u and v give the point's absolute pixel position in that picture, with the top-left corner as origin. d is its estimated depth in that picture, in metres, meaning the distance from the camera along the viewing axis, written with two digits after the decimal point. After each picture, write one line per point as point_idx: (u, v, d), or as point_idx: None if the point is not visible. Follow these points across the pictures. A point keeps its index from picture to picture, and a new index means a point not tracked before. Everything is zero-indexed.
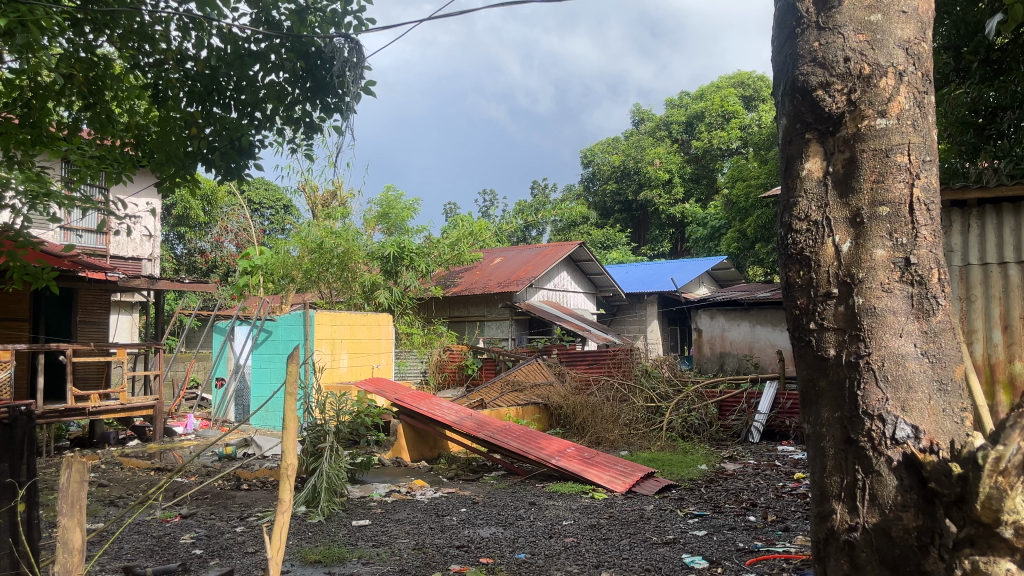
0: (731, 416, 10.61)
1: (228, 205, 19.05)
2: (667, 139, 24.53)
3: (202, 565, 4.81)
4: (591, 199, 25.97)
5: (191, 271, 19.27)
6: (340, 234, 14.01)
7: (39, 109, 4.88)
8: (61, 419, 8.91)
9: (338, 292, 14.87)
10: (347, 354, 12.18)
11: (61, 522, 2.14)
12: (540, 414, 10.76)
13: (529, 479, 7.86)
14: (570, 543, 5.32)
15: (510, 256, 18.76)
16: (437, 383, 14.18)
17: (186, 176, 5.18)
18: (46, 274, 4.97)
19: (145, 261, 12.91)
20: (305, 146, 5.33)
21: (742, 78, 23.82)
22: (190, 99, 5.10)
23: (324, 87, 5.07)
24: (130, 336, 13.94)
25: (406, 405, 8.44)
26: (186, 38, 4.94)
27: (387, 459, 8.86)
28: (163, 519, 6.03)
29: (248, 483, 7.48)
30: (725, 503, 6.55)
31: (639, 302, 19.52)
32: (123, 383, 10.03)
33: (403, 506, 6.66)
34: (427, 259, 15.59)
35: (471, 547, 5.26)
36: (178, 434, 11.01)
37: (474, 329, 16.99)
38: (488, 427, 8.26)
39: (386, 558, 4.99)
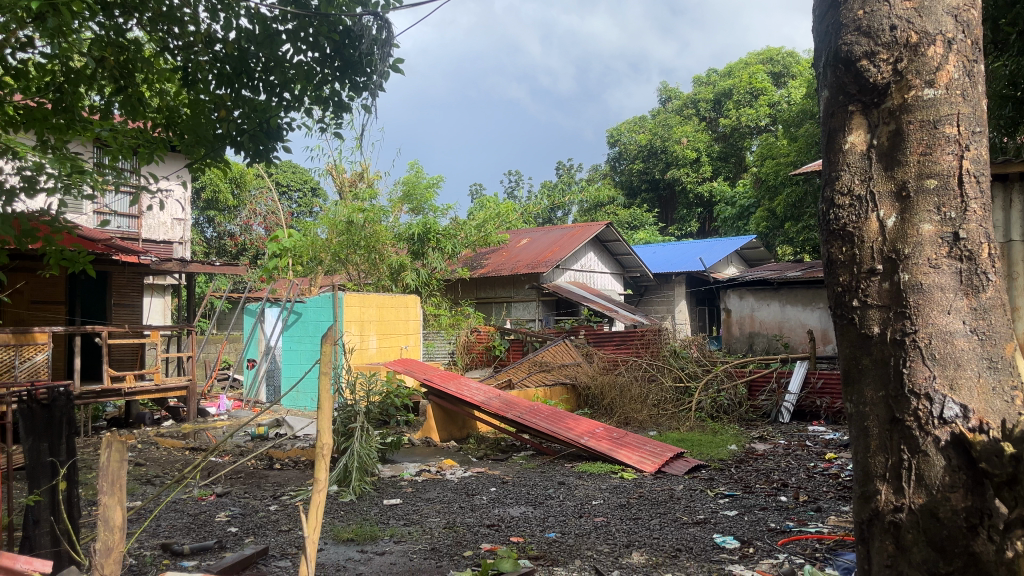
0: (761, 396, 10.54)
1: (256, 188, 19.16)
2: (695, 118, 24.23)
3: (237, 543, 4.88)
4: (617, 177, 25.79)
5: (221, 253, 19.50)
6: (366, 215, 14.10)
7: (71, 94, 4.78)
8: (98, 400, 9.09)
9: (366, 274, 15.01)
10: (376, 336, 12.28)
11: (101, 500, 2.17)
12: (568, 395, 10.69)
13: (558, 459, 7.88)
14: (599, 522, 5.32)
15: (536, 236, 18.75)
16: (465, 364, 14.24)
17: (216, 159, 5.22)
18: (83, 257, 4.97)
19: (176, 244, 13.03)
20: (334, 126, 5.33)
21: (771, 55, 23.58)
22: (219, 81, 5.12)
23: (353, 66, 5.07)
24: (162, 318, 14.13)
25: (435, 386, 8.47)
26: (214, 19, 4.95)
27: (416, 439, 8.92)
28: (199, 498, 6.14)
29: (281, 463, 7.60)
30: (755, 483, 6.51)
31: (667, 282, 19.40)
32: (157, 364, 10.18)
33: (433, 486, 6.71)
34: (453, 240, 15.60)
35: (502, 526, 5.29)
36: (211, 414, 11.17)
37: (501, 310, 17.02)
38: (517, 407, 8.29)
39: (417, 536, 5.04)
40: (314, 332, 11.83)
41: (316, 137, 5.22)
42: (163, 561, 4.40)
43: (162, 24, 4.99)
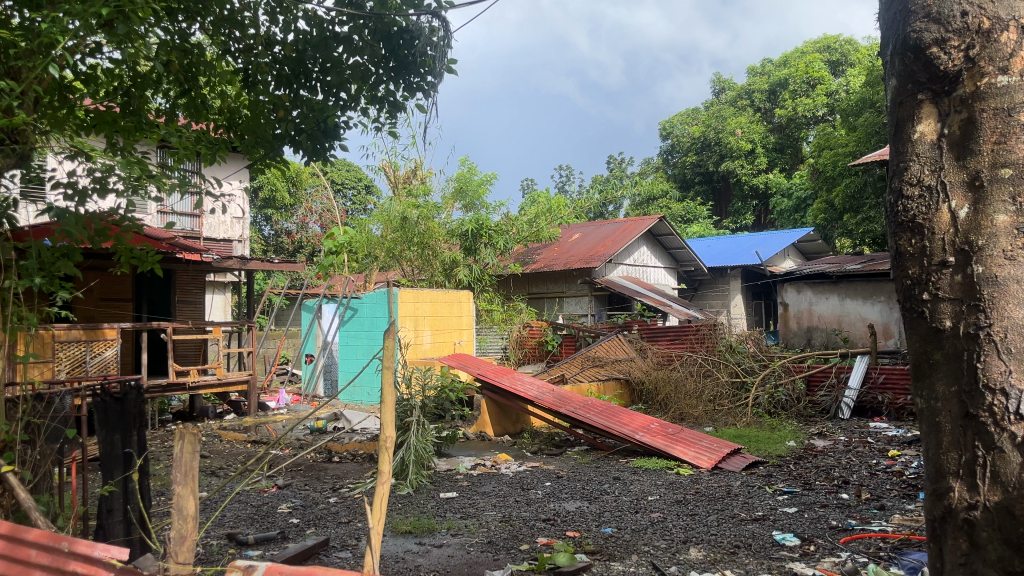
0: (820, 392, 10.30)
1: (311, 186, 19.48)
2: (749, 108, 23.79)
3: (300, 534, 5.00)
4: (670, 170, 25.51)
5: (279, 251, 19.93)
6: (420, 211, 14.28)
7: (138, 97, 4.95)
8: (164, 394, 9.40)
9: (420, 271, 15.18)
10: (430, 331, 12.43)
11: (176, 490, 2.29)
12: (622, 390, 10.64)
13: (613, 454, 7.86)
14: (656, 518, 5.30)
15: (588, 231, 18.69)
16: (517, 359, 14.24)
17: (275, 159, 5.36)
18: (151, 256, 5.11)
19: (236, 242, 13.35)
20: (388, 125, 5.39)
21: (828, 43, 23.02)
22: (279, 82, 5.27)
23: (407, 67, 5.11)
24: (223, 314, 14.50)
25: (489, 380, 8.54)
26: (274, 22, 5.05)
27: (471, 433, 9.00)
28: (262, 490, 6.31)
29: (339, 456, 7.76)
30: (815, 480, 6.40)
31: (722, 276, 19.14)
32: (219, 359, 10.47)
33: (488, 479, 6.77)
34: (505, 236, 15.64)
35: (558, 521, 5.30)
36: (271, 408, 11.43)
37: (553, 305, 17.00)
38: (571, 402, 8.31)
39: (474, 529, 5.09)
40: (370, 327, 12.03)
41: (372, 137, 5.29)
42: (230, 550, 4.54)
43: (224, 28, 5.12)
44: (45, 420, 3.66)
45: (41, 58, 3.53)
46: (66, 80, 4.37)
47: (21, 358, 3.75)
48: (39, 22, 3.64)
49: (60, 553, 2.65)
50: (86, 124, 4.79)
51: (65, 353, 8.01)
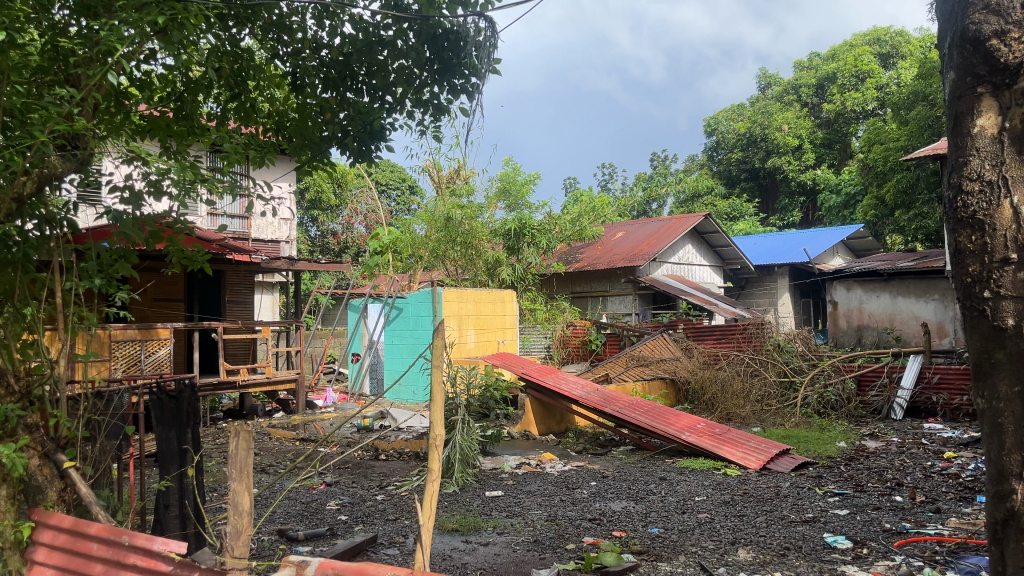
0: (872, 392, 10.07)
1: (356, 188, 19.70)
2: (796, 103, 23.37)
3: (348, 530, 5.07)
4: (716, 167, 25.20)
5: (325, 252, 20.19)
6: (464, 211, 14.39)
7: (191, 101, 5.08)
8: (215, 392, 9.59)
9: (464, 270, 15.26)
10: (474, 330, 12.50)
11: (232, 486, 2.41)
12: (667, 390, 10.55)
13: (658, 455, 7.80)
14: (704, 519, 5.25)
15: (632, 229, 18.58)
16: (561, 358, 14.18)
17: (322, 161, 5.41)
18: (202, 256, 5.21)
19: (283, 243, 13.56)
20: (433, 127, 5.44)
21: (878, 35, 22.52)
22: (326, 85, 5.35)
23: (451, 69, 5.15)
24: (272, 314, 14.76)
25: (533, 379, 8.55)
26: (321, 27, 5.13)
27: (515, 432, 9.02)
28: (311, 487, 6.41)
29: (386, 454, 7.85)
30: (867, 481, 6.27)
31: (769, 274, 18.85)
32: (269, 358, 10.66)
33: (533, 478, 6.78)
34: (549, 235, 15.57)
35: (604, 521, 5.28)
36: (319, 406, 11.61)
37: (597, 304, 16.94)
38: (615, 401, 8.27)
39: (520, 528, 5.10)
40: (415, 326, 12.14)
41: (417, 140, 5.35)
42: (280, 546, 4.63)
43: (273, 33, 5.23)
44: (106, 416, 3.78)
45: (100, 66, 3.62)
46: (122, 85, 4.46)
47: (83, 357, 3.87)
48: (96, 30, 3.76)
49: (121, 546, 2.73)
50: (141, 128, 4.89)
51: (121, 352, 8.24)
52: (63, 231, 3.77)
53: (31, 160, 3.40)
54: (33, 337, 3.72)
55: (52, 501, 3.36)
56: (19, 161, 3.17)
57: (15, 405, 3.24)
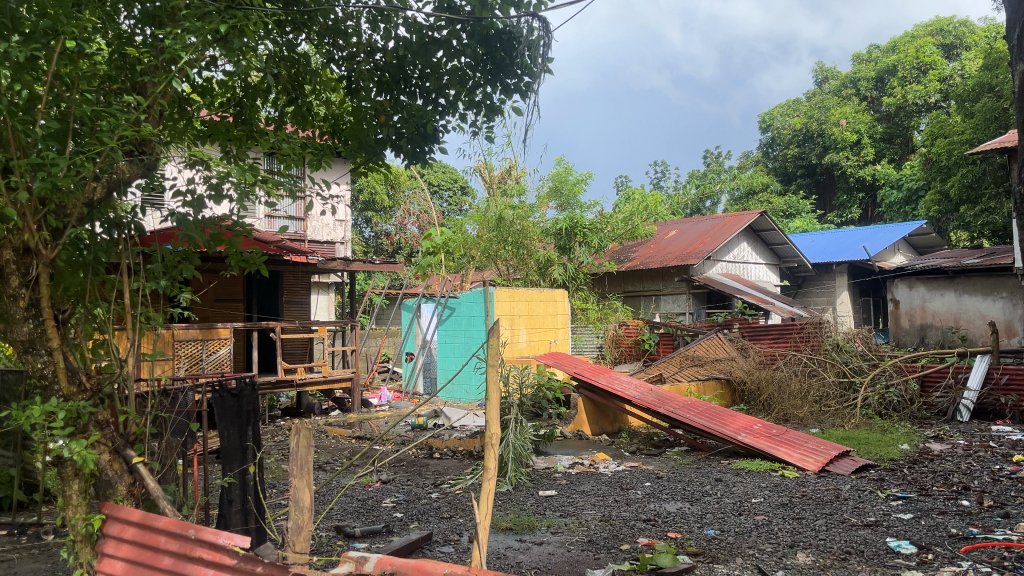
0: (936, 394, 9.77)
1: (409, 189, 19.90)
2: (855, 98, 22.81)
3: (403, 528, 5.14)
4: (771, 164, 24.76)
5: (379, 252, 20.45)
6: (516, 211, 14.46)
7: (250, 106, 5.19)
8: (273, 390, 9.81)
9: (515, 269, 15.32)
10: (526, 330, 12.52)
11: (293, 482, 2.58)
12: (723, 390, 10.46)
13: (714, 455, 7.71)
14: (761, 521, 5.17)
15: (686, 228, 18.36)
16: (613, 358, 14.03)
17: (377, 163, 5.47)
18: (260, 258, 5.30)
19: (338, 244, 13.76)
20: (486, 128, 5.47)
21: (940, 26, 21.84)
22: (380, 89, 5.42)
23: (504, 69, 5.16)
24: (328, 314, 15.00)
25: (585, 379, 8.52)
26: (375, 30, 5.20)
27: (568, 432, 9.01)
28: (367, 484, 6.52)
29: (440, 452, 7.92)
30: (932, 485, 6.09)
31: (827, 272, 18.44)
32: (325, 357, 10.85)
33: (586, 478, 6.76)
34: (600, 233, 15.31)
35: (659, 521, 5.24)
36: (374, 404, 11.78)
37: (650, 303, 16.82)
38: (670, 402, 8.19)
39: (574, 528, 5.10)
40: (467, 326, 12.23)
41: (471, 141, 5.37)
42: (338, 542, 4.71)
43: (328, 38, 5.33)
44: (172, 413, 3.89)
45: (165, 74, 3.73)
46: (184, 92, 4.58)
47: (149, 356, 3.99)
48: (162, 38, 3.87)
49: (187, 540, 2.82)
50: (202, 133, 5.01)
51: (184, 351, 8.49)
52: (131, 235, 3.87)
53: (101, 166, 3.51)
54: (102, 337, 3.84)
55: (121, 496, 3.47)
56: (90, 168, 3.25)
57: (86, 402, 3.35)
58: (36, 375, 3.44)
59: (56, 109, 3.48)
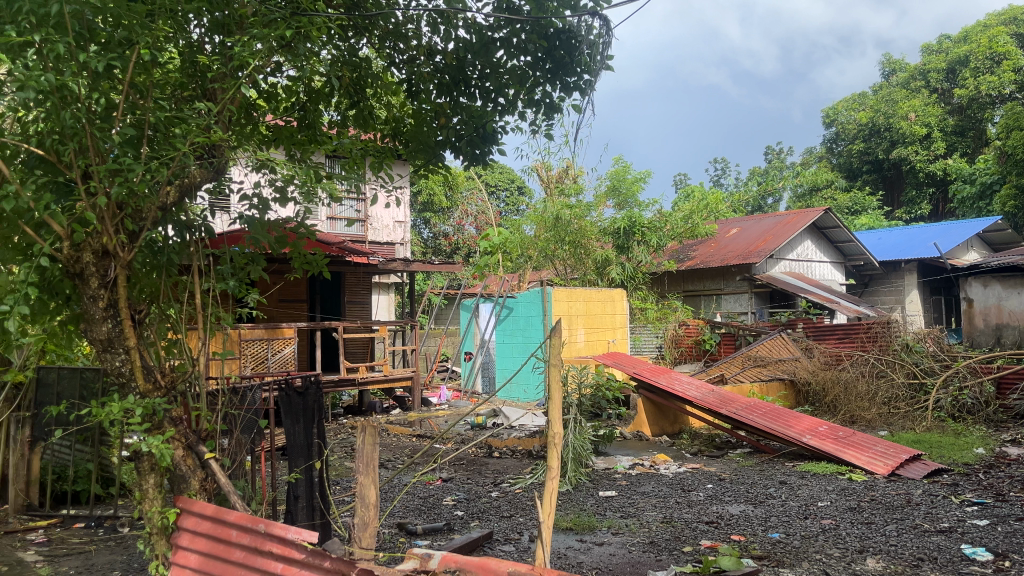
0: (1012, 396, 9.39)
1: (467, 189, 20.02)
2: (924, 90, 22.05)
3: (465, 526, 5.18)
4: (835, 160, 24.14)
5: (437, 253, 20.66)
6: (573, 211, 14.44)
7: (313, 110, 5.31)
8: (336, 389, 9.99)
9: (573, 269, 15.30)
10: (584, 330, 12.47)
11: (360, 478, 2.63)
12: (787, 391, 10.32)
13: (777, 458, 7.55)
14: (828, 525, 5.05)
15: (747, 225, 18.04)
16: (673, 358, 13.89)
17: (437, 165, 5.54)
18: (324, 259, 5.40)
19: (398, 245, 13.94)
20: (546, 127, 5.46)
21: (1014, 14, 20.96)
22: (439, 91, 5.48)
23: (564, 67, 5.15)
24: (388, 314, 15.20)
25: (645, 379, 8.45)
26: (435, 32, 5.25)
27: (628, 432, 8.97)
28: (428, 482, 6.60)
29: (499, 451, 7.96)
30: (1009, 491, 5.86)
31: (895, 271, 17.90)
32: (385, 356, 10.99)
33: (647, 479, 6.70)
34: (659, 233, 15.17)
35: (722, 524, 5.17)
36: (433, 404, 11.90)
37: (710, 303, 16.59)
38: (731, 403, 8.06)
39: (635, 529, 5.06)
40: (525, 326, 12.24)
41: (530, 140, 5.39)
42: (400, 539, 4.78)
43: (389, 42, 5.39)
44: (241, 411, 4.00)
45: (233, 80, 3.84)
46: (251, 97, 4.68)
47: (220, 355, 4.11)
48: (230, 45, 3.97)
49: (258, 534, 2.89)
50: (267, 138, 5.13)
51: (250, 350, 8.71)
52: (201, 238, 4.00)
53: (174, 171, 3.61)
54: (175, 336, 3.97)
55: (195, 490, 3.56)
56: (165, 173, 3.36)
57: (162, 399, 3.47)
58: (115, 372, 3.57)
59: (132, 117, 3.60)
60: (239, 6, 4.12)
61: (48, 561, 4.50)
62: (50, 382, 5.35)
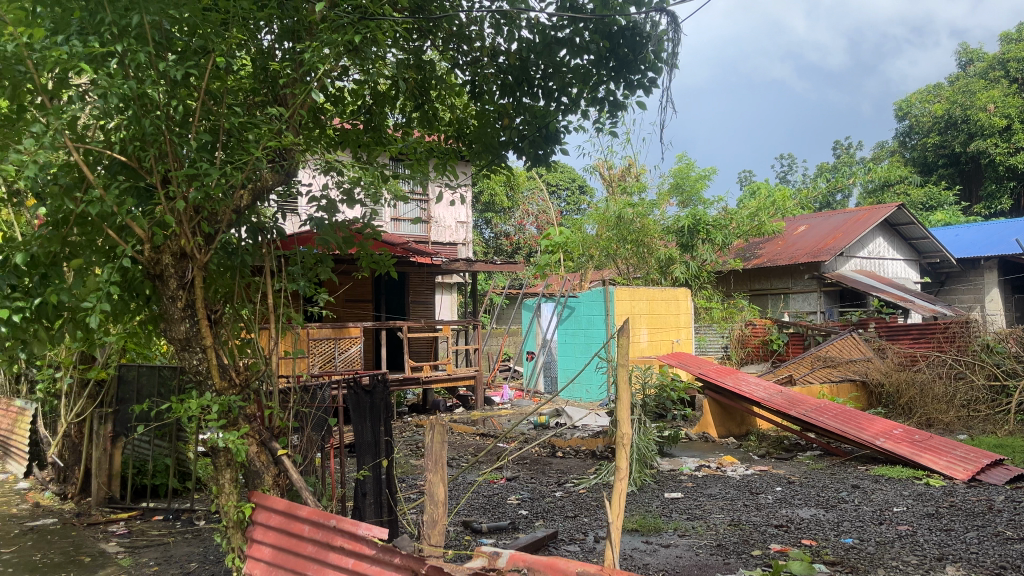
0: None
1: (528, 189, 20.09)
2: (1004, 80, 21.13)
3: (529, 525, 5.18)
4: (909, 154, 23.35)
5: (498, 253, 20.71)
6: (636, 209, 14.36)
7: (379, 114, 5.38)
8: (401, 388, 10.12)
9: (635, 268, 15.25)
10: (647, 330, 12.36)
11: (428, 475, 2.67)
12: (858, 393, 10.04)
13: (850, 461, 7.34)
14: (904, 531, 4.89)
15: (816, 222, 17.61)
16: (739, 358, 13.66)
17: (500, 165, 5.55)
18: (390, 259, 5.46)
19: (460, 245, 14.03)
20: (610, 125, 5.44)
21: None
22: (503, 91, 5.51)
23: (628, 65, 5.11)
24: (451, 313, 15.33)
25: (711, 379, 8.33)
26: (499, 33, 5.28)
27: (694, 434, 8.85)
28: (492, 481, 6.63)
29: (563, 451, 7.95)
30: None
31: (973, 268, 17.24)
32: (449, 355, 11.10)
33: (713, 482, 6.60)
34: (724, 231, 14.77)
35: (792, 528, 5.05)
36: (496, 403, 11.95)
37: (778, 302, 16.25)
38: (801, 404, 7.87)
39: (702, 531, 4.99)
40: (587, 325, 12.19)
41: (594, 139, 5.36)
42: (465, 537, 4.82)
43: (453, 44, 5.44)
44: (312, 409, 4.09)
45: (304, 86, 3.92)
46: (320, 102, 4.76)
47: (292, 353, 4.21)
48: (300, 51, 4.06)
49: (329, 529, 2.95)
50: (334, 142, 5.22)
51: (318, 349, 8.92)
52: (273, 240, 4.10)
53: (248, 175, 3.71)
54: (249, 336, 4.08)
55: (268, 486, 3.65)
56: (238, 177, 3.45)
57: (237, 397, 3.56)
58: (193, 370, 3.68)
59: (207, 123, 3.72)
60: (308, 13, 4.21)
61: (129, 552, 4.68)
62: (131, 379, 5.56)
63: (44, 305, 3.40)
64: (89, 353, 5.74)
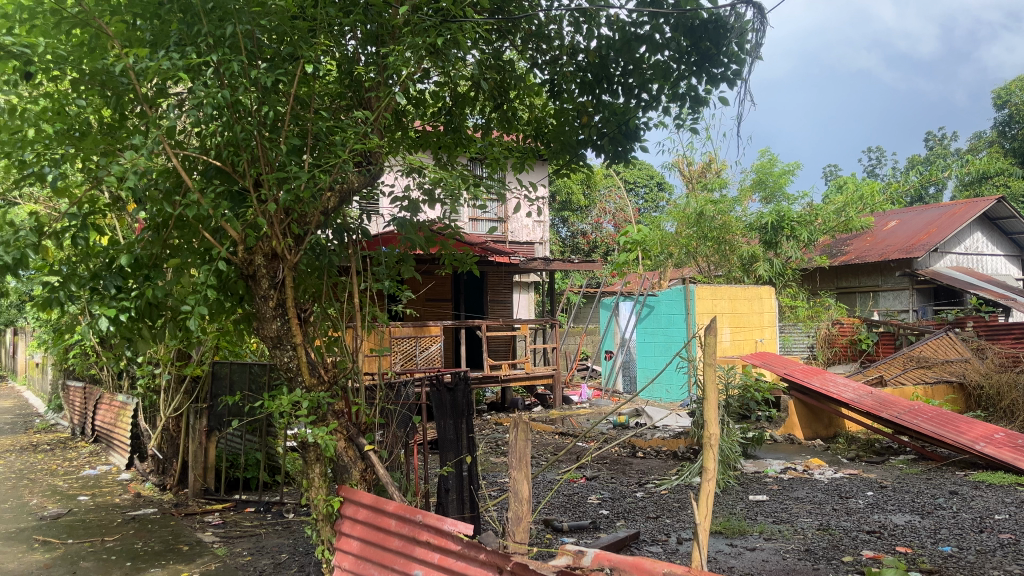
0: None
1: (605, 187, 19.95)
2: None
3: (610, 525, 5.16)
4: (1009, 144, 22.18)
5: (575, 252, 20.59)
6: (717, 206, 14.10)
7: (459, 115, 5.41)
8: (481, 385, 10.21)
9: (717, 266, 14.98)
10: (729, 329, 12.14)
11: (513, 472, 2.68)
12: (955, 395, 9.52)
13: (947, 466, 7.02)
14: (1008, 540, 4.65)
15: (907, 218, 16.92)
16: (826, 359, 13.25)
17: (579, 164, 5.55)
18: (471, 258, 5.52)
19: (537, 244, 14.07)
20: (691, 122, 5.37)
21: None
22: (582, 90, 5.49)
23: (710, 59, 5.01)
24: (528, 312, 15.36)
25: (797, 379, 8.12)
26: (578, 31, 5.26)
27: (779, 436, 8.64)
28: (572, 480, 6.62)
29: (643, 451, 7.87)
30: None
31: None
32: (528, 354, 11.14)
33: (800, 485, 6.42)
34: (810, 227, 14.40)
35: (885, 534, 4.87)
36: (575, 402, 11.93)
37: (867, 300, 15.70)
38: (893, 406, 7.58)
39: (789, 535, 4.86)
40: (667, 324, 12.04)
41: (675, 135, 5.29)
42: (547, 535, 4.83)
43: (532, 43, 5.44)
44: (396, 406, 4.16)
45: (387, 89, 3.98)
46: (403, 105, 4.85)
47: (377, 351, 4.30)
48: (383, 55, 4.13)
49: (416, 524, 3.00)
50: (416, 144, 5.30)
51: (400, 347, 9.08)
52: (358, 240, 4.19)
53: (334, 179, 3.80)
54: (336, 334, 4.19)
55: (356, 480, 3.74)
56: (326, 180, 3.54)
57: (325, 394, 3.66)
58: (284, 367, 3.79)
59: (296, 127, 3.82)
60: (390, 17, 4.29)
61: (224, 542, 4.87)
62: (224, 375, 5.78)
63: (146, 305, 3.56)
64: (185, 350, 6.00)
